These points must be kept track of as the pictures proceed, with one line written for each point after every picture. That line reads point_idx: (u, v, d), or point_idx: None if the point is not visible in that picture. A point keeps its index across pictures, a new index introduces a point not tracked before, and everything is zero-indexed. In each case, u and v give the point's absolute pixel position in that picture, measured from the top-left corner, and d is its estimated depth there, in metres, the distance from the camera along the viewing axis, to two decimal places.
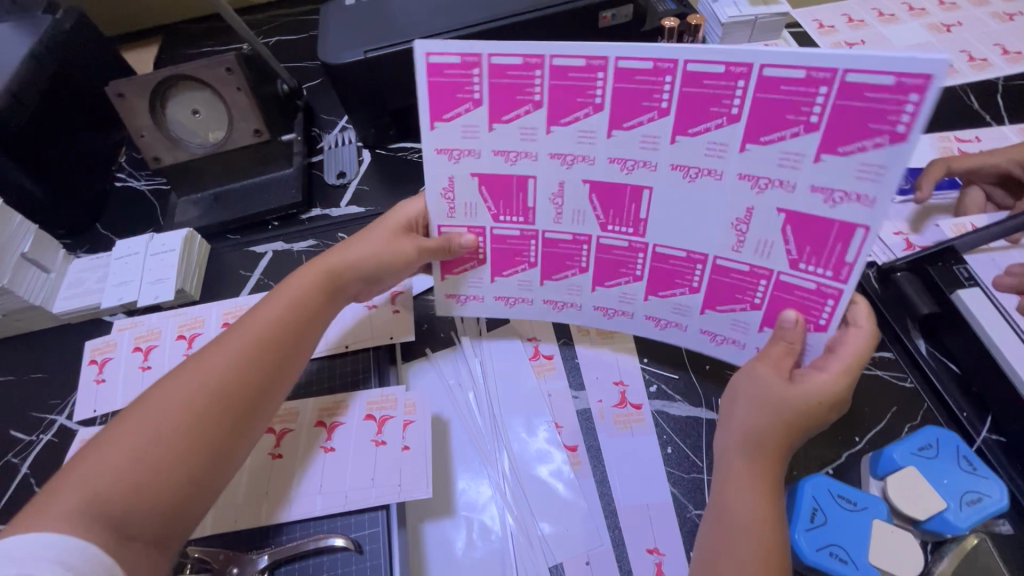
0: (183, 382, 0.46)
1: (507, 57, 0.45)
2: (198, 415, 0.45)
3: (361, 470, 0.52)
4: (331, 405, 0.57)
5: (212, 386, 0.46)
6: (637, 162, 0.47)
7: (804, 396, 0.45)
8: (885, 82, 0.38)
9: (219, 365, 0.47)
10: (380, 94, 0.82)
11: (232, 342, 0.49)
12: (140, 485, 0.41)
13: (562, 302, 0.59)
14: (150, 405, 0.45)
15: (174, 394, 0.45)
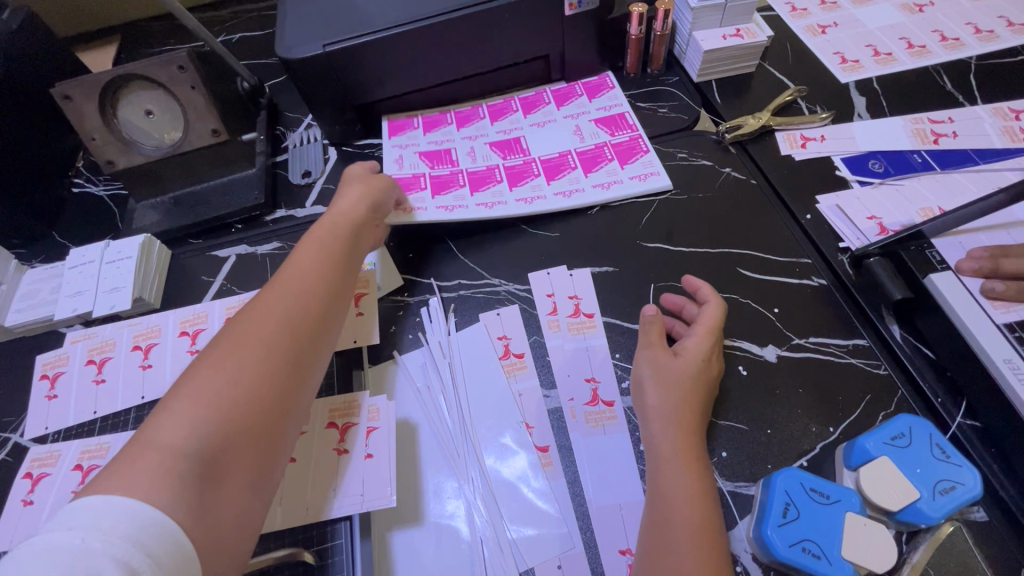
0: (239, 337, 0.44)
1: (462, 108, 0.88)
2: (269, 367, 0.44)
3: (322, 478, 0.50)
4: (341, 405, 0.54)
5: (276, 339, 0.45)
6: (488, 159, 0.78)
7: (688, 365, 0.52)
8: (596, 143, 0.77)
9: (274, 319, 0.46)
10: (345, 88, 0.80)
11: (281, 297, 0.48)
12: (221, 439, 0.39)
13: (450, 207, 0.72)
14: (215, 362, 0.42)
15: (235, 351, 0.43)
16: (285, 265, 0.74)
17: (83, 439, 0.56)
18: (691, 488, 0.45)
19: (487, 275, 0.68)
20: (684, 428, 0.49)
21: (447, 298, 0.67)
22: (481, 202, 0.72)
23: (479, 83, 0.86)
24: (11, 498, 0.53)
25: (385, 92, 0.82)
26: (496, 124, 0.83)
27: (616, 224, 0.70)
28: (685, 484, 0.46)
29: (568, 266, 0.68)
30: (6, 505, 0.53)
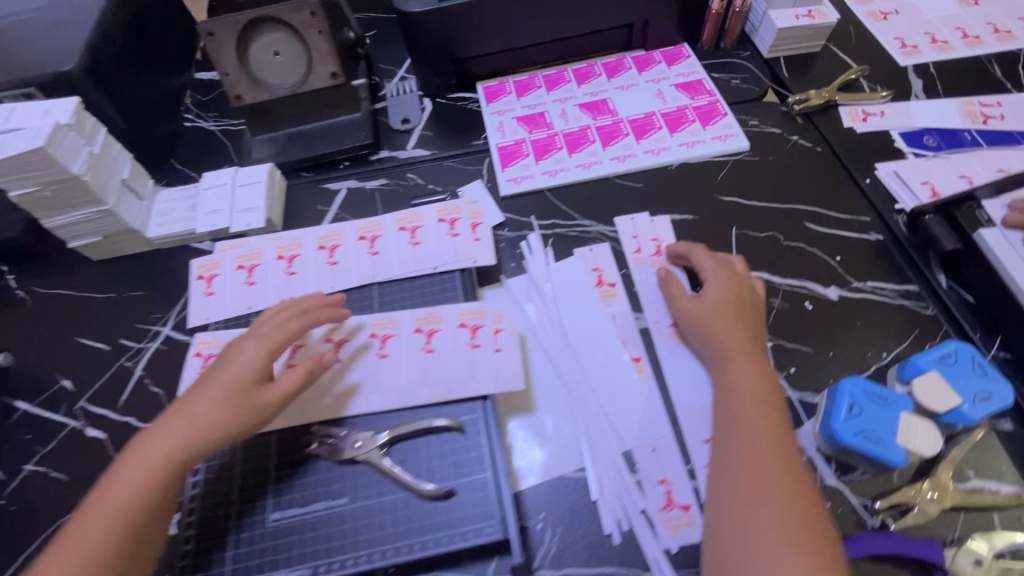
0: (81, 522, 0.48)
1: (548, 70, 0.96)
2: (110, 526, 0.47)
3: (455, 367, 0.59)
4: (470, 311, 0.63)
5: (127, 511, 0.48)
6: (579, 120, 0.88)
7: (729, 315, 0.60)
8: (678, 106, 0.87)
9: (133, 475, 0.49)
10: (449, 43, 0.88)
11: (162, 437, 0.51)
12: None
13: (554, 170, 0.82)
14: (53, 560, 0.46)
15: (101, 503, 0.48)
16: (392, 199, 0.83)
17: (240, 329, 0.66)
18: (762, 439, 0.51)
19: (580, 216, 0.77)
20: (752, 387, 0.55)
21: (545, 234, 0.76)
22: (580, 162, 0.82)
23: (564, 47, 0.94)
24: (189, 372, 0.63)
25: (481, 49, 0.90)
26: (583, 86, 0.92)
27: (694, 179, 0.79)
28: (760, 435, 0.52)
29: (651, 213, 0.76)
30: (184, 378, 0.63)
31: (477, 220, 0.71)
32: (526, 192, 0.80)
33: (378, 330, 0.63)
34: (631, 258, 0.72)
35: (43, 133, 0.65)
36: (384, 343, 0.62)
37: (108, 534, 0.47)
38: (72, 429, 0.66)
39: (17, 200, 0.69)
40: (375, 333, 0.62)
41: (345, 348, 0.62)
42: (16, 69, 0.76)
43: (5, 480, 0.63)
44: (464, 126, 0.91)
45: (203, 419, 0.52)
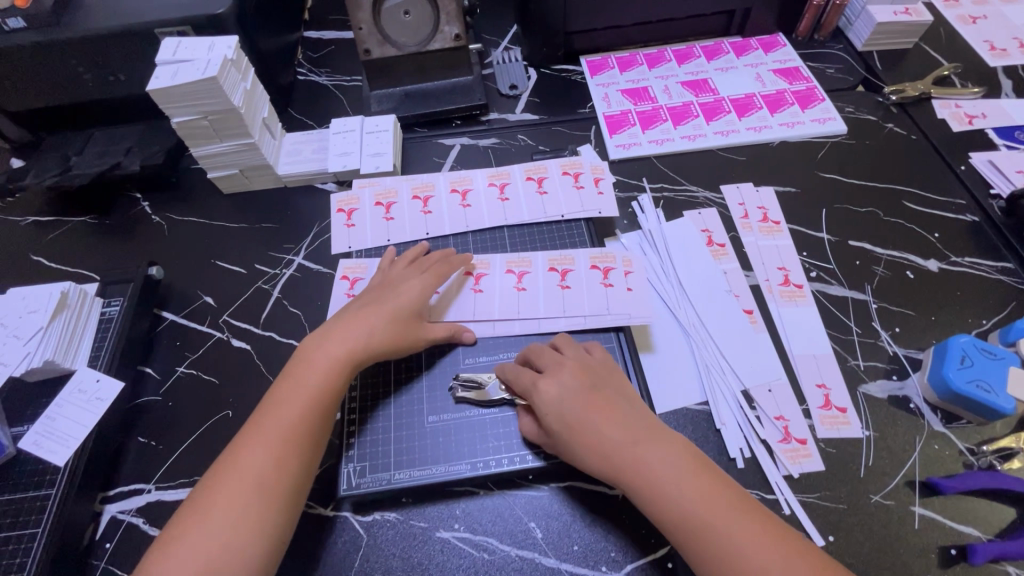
0: (271, 409, 0.53)
1: (649, 49, 1.01)
2: (302, 415, 0.52)
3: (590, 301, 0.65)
4: (599, 255, 0.69)
5: (310, 406, 0.53)
6: (682, 96, 0.92)
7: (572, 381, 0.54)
8: (776, 89, 0.92)
9: (317, 373, 0.54)
10: (564, 16, 0.93)
11: (336, 342, 0.56)
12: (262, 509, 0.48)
13: (661, 140, 0.86)
14: (253, 437, 0.51)
15: (293, 392, 0.53)
16: (505, 156, 0.88)
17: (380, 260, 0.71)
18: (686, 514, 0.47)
19: (687, 182, 0.82)
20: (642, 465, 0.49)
21: (655, 197, 0.80)
22: (686, 134, 0.87)
23: (668, 27, 0.99)
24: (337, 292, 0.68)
25: (591, 23, 0.95)
26: (684, 66, 0.97)
27: (795, 157, 0.84)
28: (660, 487, 0.47)
29: (755, 184, 0.81)
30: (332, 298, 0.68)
31: (599, 174, 0.76)
32: (635, 157, 0.85)
33: (514, 267, 0.68)
34: (739, 222, 0.77)
35: (215, 65, 0.71)
36: (521, 279, 0.68)
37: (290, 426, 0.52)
38: (217, 340, 0.72)
39: (177, 126, 0.74)
40: (511, 269, 0.68)
41: (484, 280, 0.67)
42: (173, 9, 0.82)
43: (160, 379, 0.69)
44: (569, 95, 0.96)
45: (375, 333, 0.57)
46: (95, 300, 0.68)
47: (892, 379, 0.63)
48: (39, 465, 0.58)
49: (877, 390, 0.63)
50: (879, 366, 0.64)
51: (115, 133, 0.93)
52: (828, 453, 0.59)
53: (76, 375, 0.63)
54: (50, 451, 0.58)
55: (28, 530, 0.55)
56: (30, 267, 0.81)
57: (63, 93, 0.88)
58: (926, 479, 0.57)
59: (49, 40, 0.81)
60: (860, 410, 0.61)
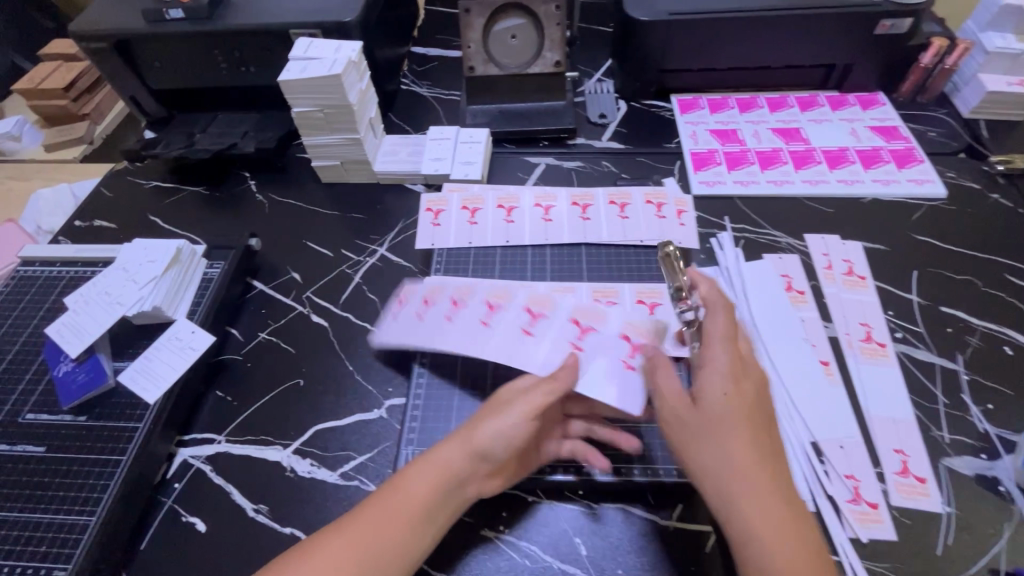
0: (363, 527, 0.48)
1: (742, 94, 1.01)
2: (395, 537, 0.49)
3: (632, 391, 0.57)
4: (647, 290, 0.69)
5: (387, 540, 0.48)
6: (772, 142, 0.92)
7: (730, 400, 0.48)
8: (873, 145, 0.90)
9: (429, 482, 0.51)
10: (662, 54, 0.96)
11: (415, 485, 0.51)
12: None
13: (746, 181, 0.86)
14: (334, 538, 0.48)
15: (384, 509, 0.50)
16: (587, 179, 0.90)
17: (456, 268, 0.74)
18: None
19: (771, 227, 0.81)
20: (780, 516, 0.45)
21: (736, 235, 0.80)
22: (772, 179, 0.86)
23: (763, 75, 1.00)
24: (391, 306, 0.70)
25: (687, 65, 0.98)
26: (776, 114, 0.97)
27: (888, 215, 0.81)
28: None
29: (842, 236, 0.79)
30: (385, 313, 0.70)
31: (682, 207, 0.78)
32: (717, 195, 0.85)
33: (534, 305, 0.65)
34: (821, 273, 0.75)
35: (340, 65, 0.78)
36: (535, 318, 0.64)
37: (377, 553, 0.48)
38: (298, 313, 0.76)
39: (296, 116, 0.82)
40: (530, 307, 0.65)
41: (497, 314, 0.65)
42: (308, 13, 0.91)
43: (243, 341, 0.74)
44: (658, 129, 0.98)
45: (459, 472, 0.52)
46: (201, 259, 0.74)
47: (980, 457, 0.59)
48: (131, 400, 0.63)
49: (962, 466, 0.59)
50: (965, 440, 0.60)
51: (236, 117, 1.03)
52: (901, 523, 0.55)
53: (175, 323, 0.68)
54: (144, 389, 0.63)
55: (114, 457, 0.60)
56: (148, 226, 0.90)
57: (201, 79, 0.99)
58: (1011, 568, 0.52)
59: (200, 31, 0.91)
60: (941, 482, 0.57)
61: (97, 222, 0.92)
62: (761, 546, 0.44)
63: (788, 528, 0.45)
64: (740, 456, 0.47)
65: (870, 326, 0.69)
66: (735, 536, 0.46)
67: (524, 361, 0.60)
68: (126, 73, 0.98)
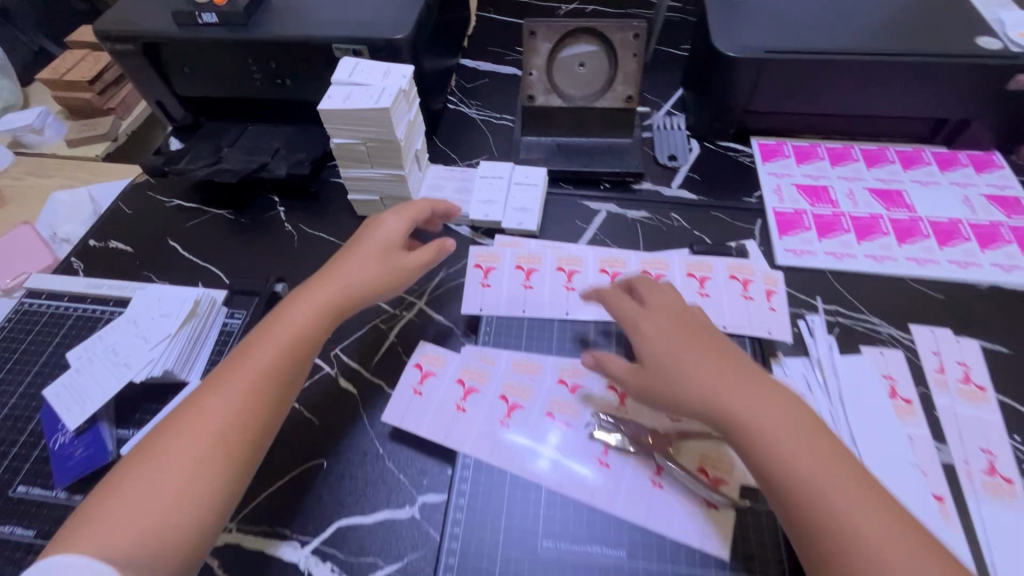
0: (175, 441, 0.49)
1: (833, 143, 0.89)
2: (204, 451, 0.49)
3: (664, 512, 0.53)
4: None
5: (195, 460, 0.48)
6: (869, 205, 0.81)
7: (669, 325, 0.54)
8: (990, 219, 0.78)
9: (235, 401, 0.51)
10: (748, 94, 0.84)
11: (212, 413, 0.50)
12: (149, 523, 0.45)
13: (840, 253, 0.75)
14: (144, 464, 0.47)
15: (195, 425, 0.50)
16: (655, 235, 0.80)
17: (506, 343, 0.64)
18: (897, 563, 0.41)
19: (871, 313, 0.70)
20: (814, 451, 0.46)
21: (830, 321, 0.69)
22: (871, 253, 0.75)
23: (861, 123, 0.87)
24: (404, 381, 0.61)
25: (775, 107, 0.86)
26: (873, 170, 0.85)
27: (1011, 309, 0.70)
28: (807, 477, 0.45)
29: (955, 331, 0.68)
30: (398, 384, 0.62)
31: (773, 287, 0.66)
32: (807, 268, 0.74)
33: (557, 412, 0.58)
34: (931, 377, 0.64)
35: (389, 96, 0.68)
36: (557, 429, 0.57)
37: (193, 460, 0.48)
38: (324, 374, 0.68)
39: (335, 147, 0.73)
40: (553, 413, 0.58)
41: (517, 415, 0.58)
42: (354, 27, 0.81)
43: None
44: (736, 178, 0.87)
45: (269, 395, 0.53)
46: (221, 309, 0.66)
47: None
48: None
49: None
50: None
51: (268, 131, 0.94)
52: None
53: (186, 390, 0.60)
54: None
55: None
56: (166, 252, 0.82)
57: (233, 89, 0.90)
58: None
59: (234, 39, 0.83)
60: None
61: (113, 243, 0.84)
62: (827, 487, 0.44)
63: (816, 457, 0.46)
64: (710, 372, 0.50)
65: (994, 455, 0.59)
66: (782, 482, 0.46)
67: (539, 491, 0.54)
68: (153, 77, 0.90)
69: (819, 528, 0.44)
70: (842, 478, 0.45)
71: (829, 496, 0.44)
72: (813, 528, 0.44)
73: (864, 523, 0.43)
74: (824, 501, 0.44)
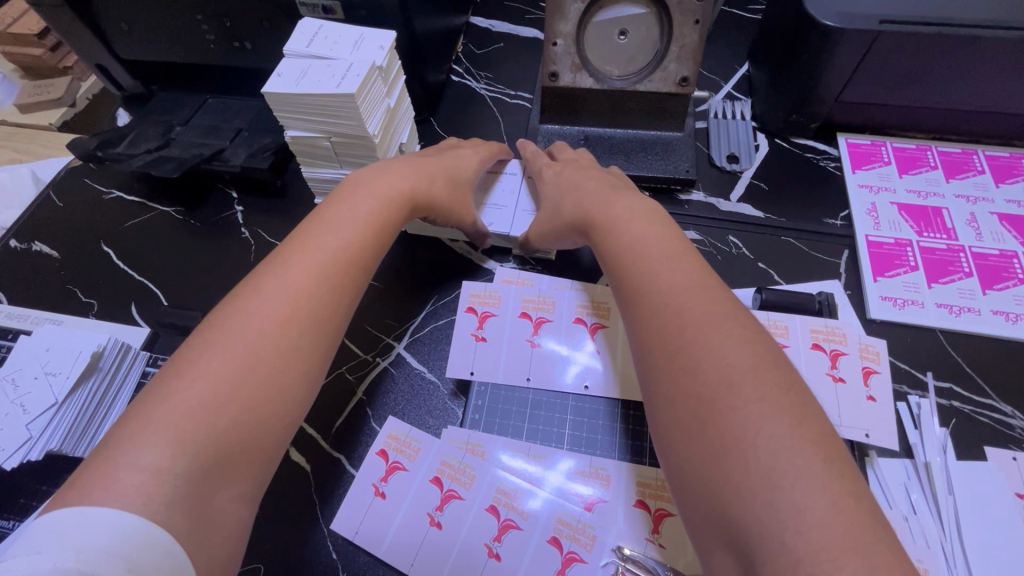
0: (238, 317, 0.38)
1: (949, 148, 0.68)
2: (259, 351, 0.37)
3: None
4: None
5: (282, 321, 0.38)
6: (998, 237, 0.60)
7: (671, 253, 0.42)
8: None
9: (327, 263, 0.42)
10: (845, 78, 0.63)
11: (282, 282, 0.40)
12: (211, 412, 0.33)
13: (958, 307, 0.56)
14: (206, 351, 0.36)
15: (282, 274, 0.41)
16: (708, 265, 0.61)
17: (502, 430, 0.49)
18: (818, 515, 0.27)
19: (1000, 398, 0.51)
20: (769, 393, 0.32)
21: (944, 406, 0.51)
22: (1001, 309, 0.55)
23: (993, 122, 0.66)
24: (363, 475, 0.47)
25: (879, 96, 0.65)
26: (1003, 187, 0.64)
27: None
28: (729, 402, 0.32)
29: None
30: (356, 475, 0.47)
31: (871, 366, 0.49)
32: (910, 325, 0.55)
33: (564, 538, 0.43)
34: None
35: (356, 77, 0.50)
36: (565, 565, 0.42)
37: (271, 331, 0.38)
38: None
39: (290, 141, 0.55)
40: (559, 540, 0.43)
41: (510, 536, 0.44)
42: None
43: None
44: (817, 189, 0.66)
45: (320, 306, 0.41)
46: (139, 354, 0.51)
47: None
48: None
49: None
50: None
51: (230, 106, 0.76)
52: None
53: None
54: None
55: None
56: (98, 260, 0.67)
57: (183, 53, 0.73)
58: None
59: None
60: None
61: (37, 246, 0.69)
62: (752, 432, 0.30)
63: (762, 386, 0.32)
64: (685, 283, 0.39)
65: None
66: (719, 372, 0.33)
67: None
68: (86, 35, 0.72)
69: (708, 459, 0.31)
70: (786, 418, 0.30)
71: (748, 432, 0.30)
72: (716, 489, 0.30)
73: (791, 450, 0.29)
74: (737, 420, 0.31)
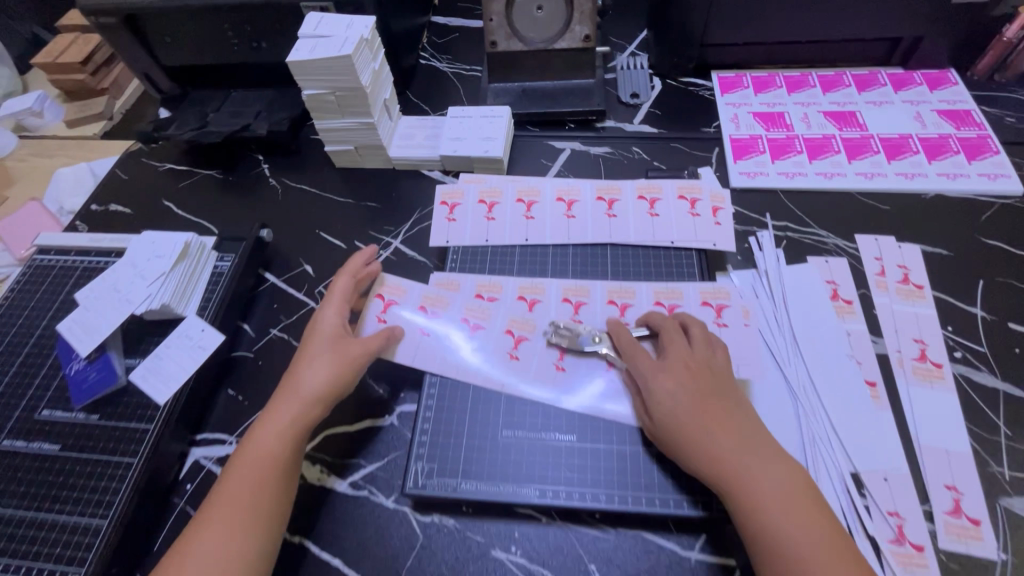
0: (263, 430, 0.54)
1: (790, 72, 0.91)
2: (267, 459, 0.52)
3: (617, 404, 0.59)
4: (711, 290, 0.65)
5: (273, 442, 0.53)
6: (822, 126, 0.83)
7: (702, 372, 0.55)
8: (937, 133, 0.80)
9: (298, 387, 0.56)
10: (704, 27, 0.87)
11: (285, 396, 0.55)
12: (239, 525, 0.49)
13: (792, 173, 0.78)
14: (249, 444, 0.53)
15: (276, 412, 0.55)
16: (618, 168, 0.83)
17: (474, 273, 0.70)
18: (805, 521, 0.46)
19: (816, 225, 0.74)
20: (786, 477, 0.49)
21: (778, 234, 0.73)
22: (821, 170, 0.78)
23: (818, 50, 0.89)
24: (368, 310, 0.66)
25: (731, 38, 0.88)
26: (829, 94, 0.87)
27: (950, 215, 0.73)
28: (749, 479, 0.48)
29: (898, 238, 0.72)
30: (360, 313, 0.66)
31: (719, 204, 0.71)
32: (759, 188, 0.78)
33: (515, 327, 0.64)
34: (871, 277, 0.69)
35: (351, 44, 0.72)
36: (516, 342, 0.64)
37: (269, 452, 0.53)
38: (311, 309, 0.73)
39: (306, 99, 0.77)
40: (512, 327, 0.64)
41: (479, 330, 0.65)
42: None
43: (255, 337, 0.71)
44: (695, 110, 0.90)
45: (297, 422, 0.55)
46: (210, 253, 0.72)
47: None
48: (143, 400, 0.62)
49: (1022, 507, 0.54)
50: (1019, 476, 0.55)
51: (250, 95, 0.98)
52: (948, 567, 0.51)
53: (186, 321, 0.66)
54: (154, 388, 0.62)
55: (125, 460, 0.58)
56: (161, 212, 0.88)
57: (212, 56, 0.95)
58: None
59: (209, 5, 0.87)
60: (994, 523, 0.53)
61: (113, 207, 0.90)
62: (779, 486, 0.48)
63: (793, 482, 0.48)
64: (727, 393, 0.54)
65: (925, 344, 0.63)
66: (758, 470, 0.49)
67: (505, 391, 0.61)
68: (136, 49, 0.94)
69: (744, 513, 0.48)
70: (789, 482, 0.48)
71: (760, 484, 0.48)
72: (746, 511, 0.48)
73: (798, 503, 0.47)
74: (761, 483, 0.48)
